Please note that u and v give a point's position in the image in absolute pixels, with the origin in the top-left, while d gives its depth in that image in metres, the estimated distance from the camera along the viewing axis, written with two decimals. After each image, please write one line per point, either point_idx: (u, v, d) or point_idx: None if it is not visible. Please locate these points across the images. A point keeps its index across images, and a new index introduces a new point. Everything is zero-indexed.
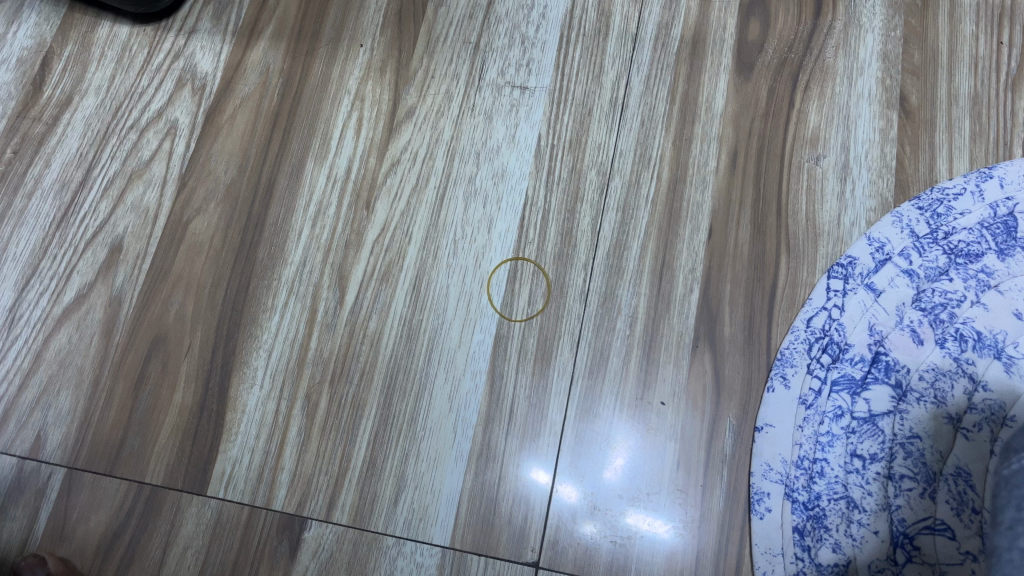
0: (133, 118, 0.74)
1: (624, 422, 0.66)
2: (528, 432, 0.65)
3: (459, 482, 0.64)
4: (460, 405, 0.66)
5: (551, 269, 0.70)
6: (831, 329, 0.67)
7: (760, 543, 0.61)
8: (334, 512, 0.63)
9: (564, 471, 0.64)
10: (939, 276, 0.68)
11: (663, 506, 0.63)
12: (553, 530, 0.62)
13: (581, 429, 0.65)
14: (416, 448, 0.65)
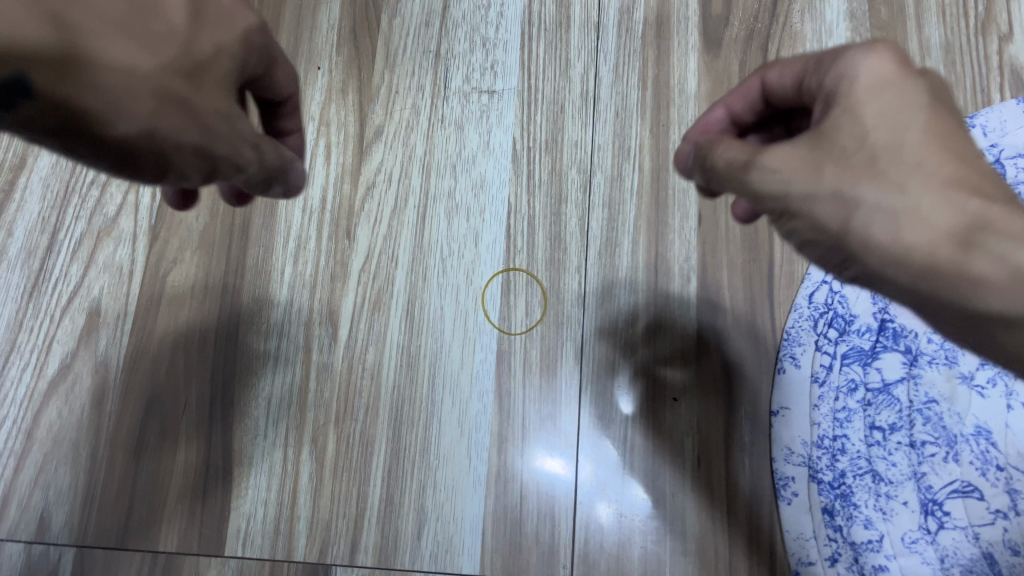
0: (92, 173, 0.72)
1: (639, 424, 0.64)
2: (543, 445, 0.64)
3: (481, 507, 0.62)
4: (471, 428, 0.64)
5: (544, 276, 0.68)
6: (834, 302, 0.66)
7: (792, 530, 0.61)
8: (358, 555, 0.61)
9: (583, 481, 0.63)
10: None
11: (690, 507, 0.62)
12: (582, 543, 0.62)
13: (598, 437, 0.64)
14: (432, 479, 0.63)
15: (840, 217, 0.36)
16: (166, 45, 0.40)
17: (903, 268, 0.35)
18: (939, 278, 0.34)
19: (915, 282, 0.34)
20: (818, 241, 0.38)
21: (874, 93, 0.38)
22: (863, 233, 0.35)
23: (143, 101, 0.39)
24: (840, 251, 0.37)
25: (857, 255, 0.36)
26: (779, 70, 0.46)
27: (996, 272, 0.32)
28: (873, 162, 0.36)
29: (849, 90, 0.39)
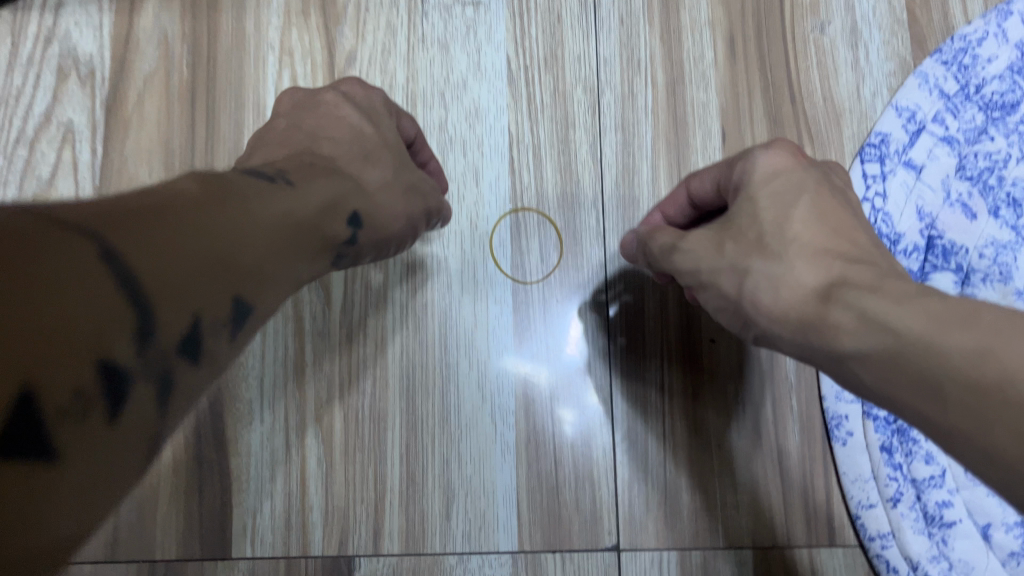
0: (16, 129, 0.61)
1: (677, 371, 0.58)
2: (573, 403, 0.58)
3: (513, 478, 0.56)
4: (493, 391, 0.58)
5: (558, 215, 0.61)
6: (877, 223, 0.60)
7: (849, 472, 0.56)
8: (383, 541, 0.55)
9: (581, 402, 0.58)
10: (979, 137, 0.62)
11: (701, 425, 0.58)
12: (627, 506, 0.56)
13: (598, 353, 0.58)
14: (455, 452, 0.57)
15: (735, 281, 0.41)
16: (387, 152, 0.47)
17: (783, 323, 0.38)
18: (808, 328, 0.36)
19: (792, 332, 0.37)
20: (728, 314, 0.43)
21: (767, 180, 0.42)
22: (751, 296, 0.40)
23: (394, 202, 0.46)
24: (743, 320, 0.41)
25: (748, 318, 0.40)
26: (700, 180, 0.49)
27: (848, 316, 0.34)
28: (762, 239, 0.40)
29: (750, 183, 0.43)
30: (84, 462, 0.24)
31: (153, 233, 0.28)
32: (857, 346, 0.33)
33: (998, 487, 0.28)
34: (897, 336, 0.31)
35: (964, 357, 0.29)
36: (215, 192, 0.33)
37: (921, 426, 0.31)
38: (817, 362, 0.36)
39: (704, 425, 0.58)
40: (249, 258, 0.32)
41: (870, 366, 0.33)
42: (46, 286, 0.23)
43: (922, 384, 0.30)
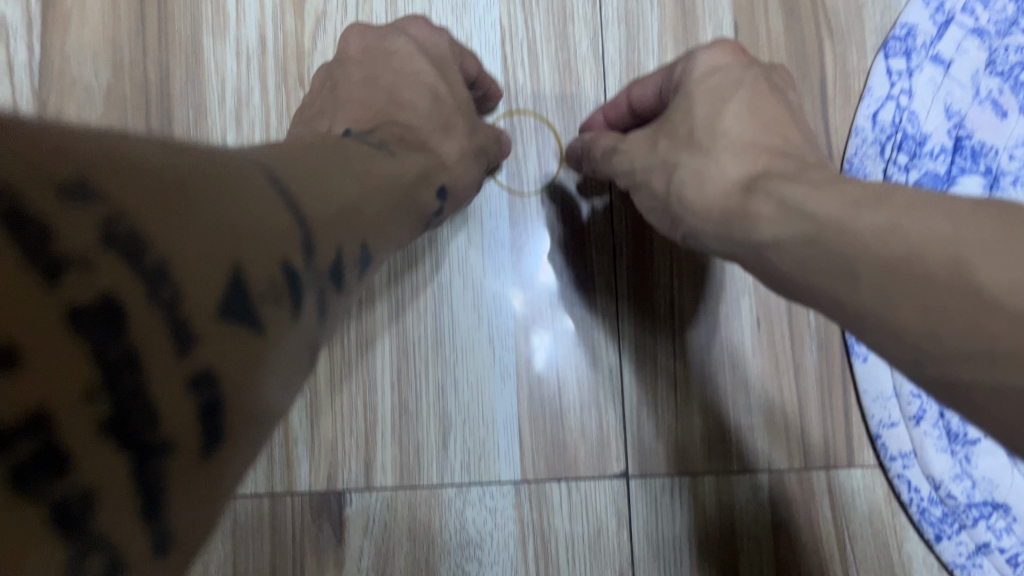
0: None
1: (688, 287, 0.54)
2: (577, 323, 0.53)
3: (513, 405, 0.52)
4: (490, 312, 0.53)
5: (557, 118, 0.55)
6: (902, 122, 0.55)
7: (870, 389, 0.53)
8: (375, 475, 0.51)
9: (551, 321, 0.53)
10: (1010, 28, 0.57)
11: (685, 345, 0.54)
12: (636, 432, 0.53)
13: (568, 269, 0.54)
14: (450, 378, 0.52)
15: (665, 178, 0.40)
16: (461, 116, 0.46)
17: (705, 215, 0.37)
18: (729, 218, 0.35)
19: (715, 225, 0.36)
20: (660, 212, 0.41)
21: (706, 76, 0.43)
22: (679, 191, 0.39)
23: (467, 174, 0.46)
24: (672, 219, 0.40)
25: (677, 216, 0.39)
26: (643, 86, 0.48)
27: (767, 204, 0.32)
28: (692, 135, 0.40)
29: (690, 77, 0.43)
30: (244, 394, 0.22)
31: (286, 179, 0.28)
32: (770, 235, 0.32)
33: (917, 374, 0.27)
34: (814, 221, 0.30)
35: (875, 236, 0.27)
36: (325, 155, 0.34)
37: (835, 320, 0.30)
38: (741, 259, 0.35)
39: (690, 344, 0.54)
40: (358, 210, 0.32)
41: (782, 254, 0.31)
42: (193, 201, 0.22)
43: (836, 267, 0.28)
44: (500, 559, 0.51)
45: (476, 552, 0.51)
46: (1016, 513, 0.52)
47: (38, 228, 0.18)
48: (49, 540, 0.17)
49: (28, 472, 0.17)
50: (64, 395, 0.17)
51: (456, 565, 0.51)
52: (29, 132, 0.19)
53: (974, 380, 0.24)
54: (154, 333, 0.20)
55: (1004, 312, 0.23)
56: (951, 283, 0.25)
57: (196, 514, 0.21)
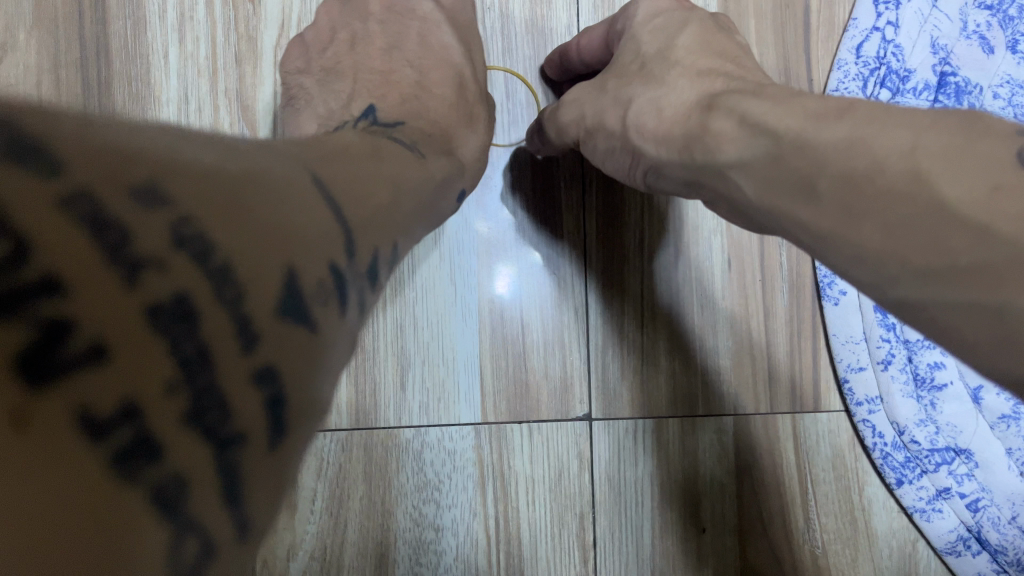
0: None
1: (658, 225, 0.52)
2: (544, 261, 0.51)
3: (475, 344, 0.50)
4: (452, 248, 0.50)
5: (526, 42, 0.52)
6: (886, 56, 0.53)
7: (839, 333, 0.52)
8: (329, 416, 0.49)
9: (516, 256, 0.51)
10: None
11: (653, 283, 0.52)
12: (600, 374, 0.51)
13: (534, 202, 0.51)
14: (410, 316, 0.50)
15: (620, 112, 0.38)
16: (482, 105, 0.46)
17: (667, 145, 0.34)
18: (691, 144, 0.33)
19: (678, 151, 0.34)
20: (614, 147, 0.39)
21: (648, 21, 0.41)
22: (636, 121, 0.37)
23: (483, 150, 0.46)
24: (629, 151, 0.38)
25: (634, 148, 0.37)
26: (588, 39, 0.46)
27: (729, 122, 0.31)
28: (644, 69, 0.38)
29: (631, 24, 0.41)
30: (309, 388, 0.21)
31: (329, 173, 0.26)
32: (736, 152, 0.30)
33: (880, 297, 0.25)
34: (776, 138, 0.28)
35: (836, 147, 0.26)
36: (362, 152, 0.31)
37: (803, 245, 0.28)
38: (707, 183, 0.33)
39: (658, 283, 0.52)
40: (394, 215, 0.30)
41: (748, 172, 0.29)
42: (250, 211, 0.20)
43: (799, 183, 0.27)
44: (459, 502, 0.50)
45: (434, 495, 0.49)
46: (977, 458, 0.52)
47: (112, 227, 0.16)
48: (159, 543, 0.15)
49: (121, 460, 0.15)
50: (158, 394, 0.16)
51: (414, 507, 0.49)
52: (94, 132, 0.17)
53: (935, 299, 0.23)
54: (224, 328, 0.18)
55: (969, 226, 0.22)
56: (911, 195, 0.23)
57: (271, 498, 0.19)
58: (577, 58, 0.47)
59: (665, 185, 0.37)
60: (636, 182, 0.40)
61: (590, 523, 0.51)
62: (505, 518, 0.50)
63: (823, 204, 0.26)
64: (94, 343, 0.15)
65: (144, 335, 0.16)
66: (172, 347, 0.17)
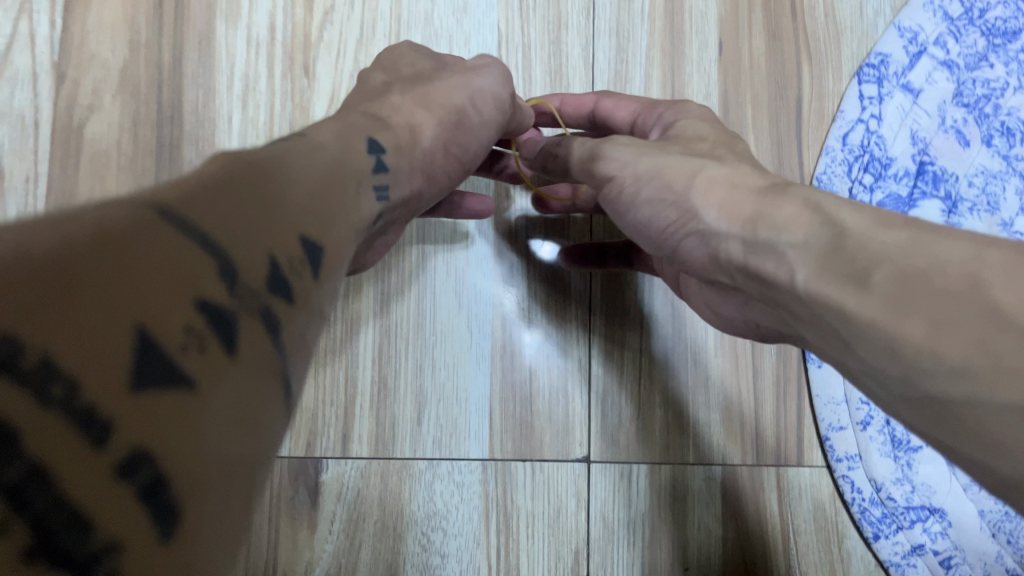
0: None
1: (659, 288, 0.57)
2: (552, 314, 0.56)
3: (486, 387, 0.55)
4: (470, 299, 0.56)
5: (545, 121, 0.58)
6: (870, 144, 0.59)
7: (822, 394, 0.56)
8: (352, 445, 0.54)
9: (528, 310, 0.56)
10: (979, 63, 0.60)
11: (651, 340, 0.57)
12: (599, 421, 0.56)
13: (546, 262, 0.57)
14: (429, 357, 0.55)
15: (688, 174, 0.38)
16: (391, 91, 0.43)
17: (732, 217, 0.34)
18: (755, 219, 0.33)
19: (740, 227, 0.34)
20: (660, 206, 0.38)
21: (688, 117, 0.47)
22: (696, 187, 0.37)
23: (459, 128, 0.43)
24: (679, 209, 0.37)
25: (692, 209, 0.37)
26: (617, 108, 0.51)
27: (796, 207, 0.32)
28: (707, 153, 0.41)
29: (668, 118, 0.48)
30: (260, 339, 0.23)
31: (207, 201, 0.23)
32: (799, 236, 0.31)
33: (907, 394, 0.26)
34: (841, 230, 0.29)
35: (898, 247, 0.27)
36: (284, 160, 0.29)
37: (836, 332, 0.28)
38: (756, 270, 0.33)
39: (656, 340, 0.57)
40: (326, 201, 0.30)
41: (801, 259, 0.30)
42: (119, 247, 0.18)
43: (852, 271, 0.28)
44: (464, 531, 0.54)
45: (442, 523, 0.54)
46: (951, 518, 0.56)
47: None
48: None
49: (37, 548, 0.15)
50: (138, 426, 0.17)
51: (423, 534, 0.54)
52: None
53: (973, 400, 0.23)
54: (172, 343, 0.19)
55: (1011, 326, 0.23)
56: (966, 295, 0.24)
57: None
58: (596, 115, 0.53)
59: (699, 253, 0.37)
60: (664, 240, 0.39)
61: (585, 558, 0.55)
62: (506, 549, 0.54)
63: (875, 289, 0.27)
64: (34, 462, 0.15)
65: (97, 369, 0.17)
66: (129, 383, 0.17)
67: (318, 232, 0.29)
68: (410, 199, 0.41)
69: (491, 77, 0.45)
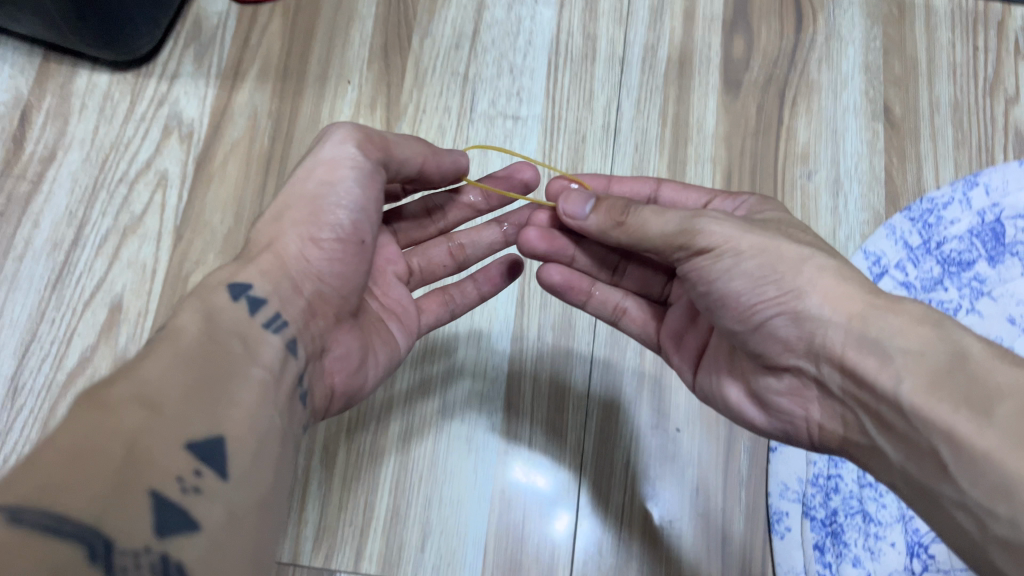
0: (121, 171, 0.73)
1: (641, 451, 0.66)
2: (547, 466, 0.66)
3: (483, 525, 0.64)
4: (478, 446, 0.66)
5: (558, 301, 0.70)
6: None
7: (783, 563, 0.63)
8: (362, 563, 0.63)
9: (527, 462, 0.66)
10: (934, 286, 0.71)
11: (632, 499, 0.65)
12: (580, 568, 0.63)
13: (547, 420, 0.67)
14: (438, 493, 0.65)
15: (797, 259, 0.45)
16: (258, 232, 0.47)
17: (838, 309, 0.43)
18: (865, 318, 0.42)
19: (846, 317, 0.43)
20: (758, 281, 0.45)
21: (760, 206, 0.54)
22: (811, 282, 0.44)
23: (328, 215, 0.46)
24: (782, 287, 0.44)
25: (797, 291, 0.44)
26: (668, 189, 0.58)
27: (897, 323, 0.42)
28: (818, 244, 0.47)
29: (745, 203, 0.55)
30: None
31: (58, 474, 0.28)
32: (910, 345, 0.41)
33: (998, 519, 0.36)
34: (962, 358, 0.40)
35: (1011, 386, 0.38)
36: (146, 372, 0.33)
37: (935, 456, 0.38)
38: (850, 358, 0.42)
39: (637, 499, 0.65)
40: (207, 389, 0.35)
41: (910, 368, 0.40)
42: None
43: (969, 404, 0.38)
44: None
45: None
46: None
47: None
48: None
49: None
50: None
51: None
52: None
53: None
54: None
55: None
56: None
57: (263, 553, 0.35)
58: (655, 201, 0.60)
59: (787, 331, 0.45)
60: (752, 314, 0.46)
61: None
62: None
63: (992, 426, 0.37)
64: None
65: None
66: None
67: (211, 420, 0.34)
68: (313, 303, 0.45)
69: (333, 144, 0.47)
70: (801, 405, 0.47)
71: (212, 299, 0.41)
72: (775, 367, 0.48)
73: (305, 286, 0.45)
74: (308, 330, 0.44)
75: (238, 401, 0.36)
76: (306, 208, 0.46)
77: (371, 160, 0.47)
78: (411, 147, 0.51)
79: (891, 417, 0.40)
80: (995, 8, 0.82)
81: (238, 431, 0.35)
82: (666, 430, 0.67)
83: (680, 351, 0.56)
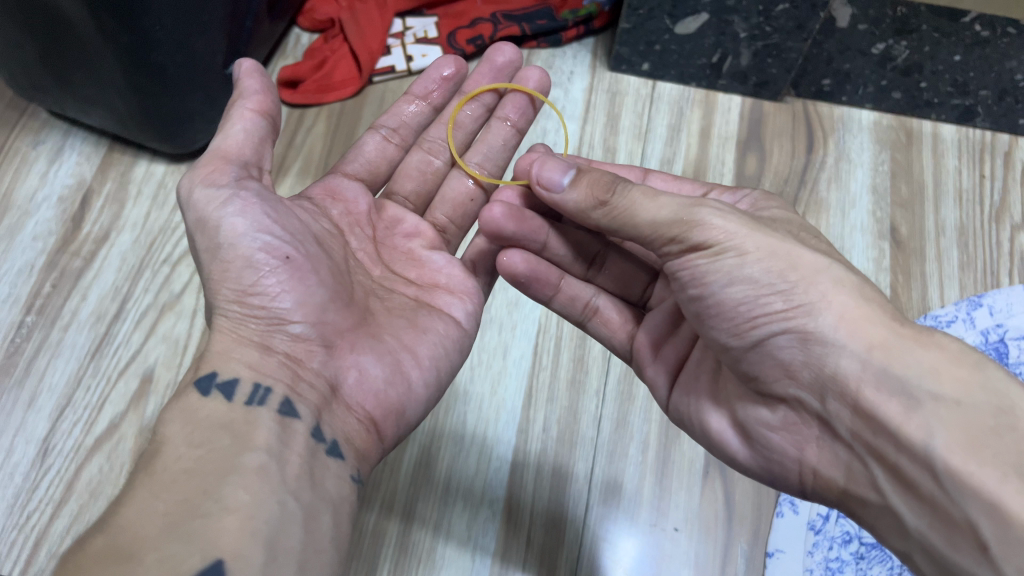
0: (166, 252, 0.79)
1: (638, 549, 0.67)
2: (545, 561, 0.66)
3: None
4: (478, 533, 0.67)
5: (566, 394, 0.74)
6: None
7: None
8: None
9: (524, 554, 0.66)
10: None
11: None
12: None
13: (547, 512, 0.68)
14: None
15: (811, 271, 0.43)
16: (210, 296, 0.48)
17: (856, 335, 0.41)
18: (881, 347, 0.40)
19: (865, 345, 0.41)
20: (760, 291, 0.43)
21: (766, 201, 0.54)
22: (823, 299, 0.42)
23: (245, 260, 0.46)
24: (791, 301, 0.42)
25: (809, 306, 0.42)
26: (664, 180, 0.61)
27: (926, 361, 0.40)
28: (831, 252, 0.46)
29: (750, 196, 0.55)
30: None
31: None
32: (946, 393, 0.39)
33: None
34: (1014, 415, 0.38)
35: None
36: (122, 518, 0.36)
37: (976, 534, 0.36)
38: (867, 396, 0.41)
39: None
40: (188, 509, 0.37)
41: (941, 418, 0.39)
42: None
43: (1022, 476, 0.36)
44: None
45: None
46: None
47: None
48: None
49: None
50: None
51: None
52: None
53: None
54: None
55: None
56: None
57: None
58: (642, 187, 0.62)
59: (785, 352, 0.43)
60: (750, 329, 0.44)
61: None
62: None
63: None
64: None
65: None
66: None
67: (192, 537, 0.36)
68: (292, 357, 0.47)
69: (189, 186, 0.48)
70: (796, 444, 0.46)
71: (185, 404, 0.43)
72: (771, 398, 0.46)
73: (278, 338, 0.47)
74: (301, 382, 0.46)
75: (230, 503, 0.38)
76: (220, 269, 0.47)
77: (225, 188, 0.47)
78: (238, 120, 0.49)
79: (917, 477, 0.39)
80: (1002, 139, 0.88)
81: (229, 541, 0.36)
82: (663, 530, 0.68)
83: (655, 362, 0.56)
